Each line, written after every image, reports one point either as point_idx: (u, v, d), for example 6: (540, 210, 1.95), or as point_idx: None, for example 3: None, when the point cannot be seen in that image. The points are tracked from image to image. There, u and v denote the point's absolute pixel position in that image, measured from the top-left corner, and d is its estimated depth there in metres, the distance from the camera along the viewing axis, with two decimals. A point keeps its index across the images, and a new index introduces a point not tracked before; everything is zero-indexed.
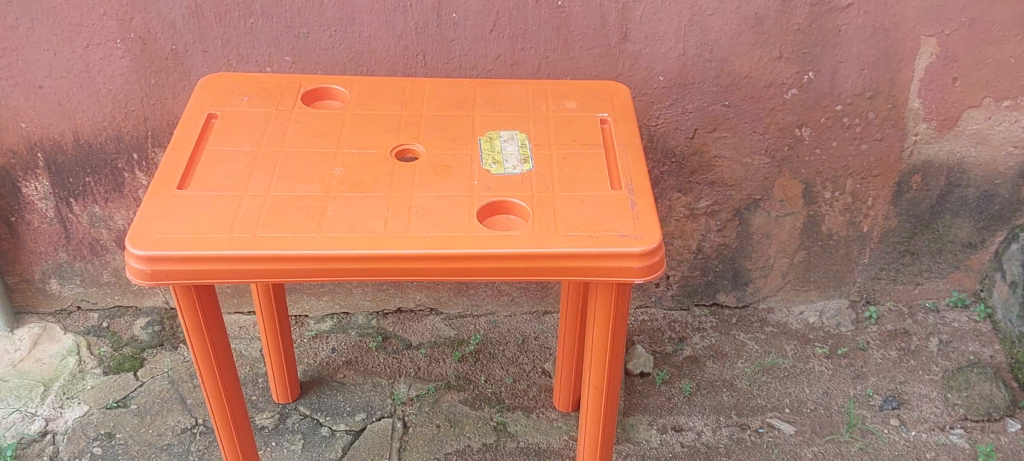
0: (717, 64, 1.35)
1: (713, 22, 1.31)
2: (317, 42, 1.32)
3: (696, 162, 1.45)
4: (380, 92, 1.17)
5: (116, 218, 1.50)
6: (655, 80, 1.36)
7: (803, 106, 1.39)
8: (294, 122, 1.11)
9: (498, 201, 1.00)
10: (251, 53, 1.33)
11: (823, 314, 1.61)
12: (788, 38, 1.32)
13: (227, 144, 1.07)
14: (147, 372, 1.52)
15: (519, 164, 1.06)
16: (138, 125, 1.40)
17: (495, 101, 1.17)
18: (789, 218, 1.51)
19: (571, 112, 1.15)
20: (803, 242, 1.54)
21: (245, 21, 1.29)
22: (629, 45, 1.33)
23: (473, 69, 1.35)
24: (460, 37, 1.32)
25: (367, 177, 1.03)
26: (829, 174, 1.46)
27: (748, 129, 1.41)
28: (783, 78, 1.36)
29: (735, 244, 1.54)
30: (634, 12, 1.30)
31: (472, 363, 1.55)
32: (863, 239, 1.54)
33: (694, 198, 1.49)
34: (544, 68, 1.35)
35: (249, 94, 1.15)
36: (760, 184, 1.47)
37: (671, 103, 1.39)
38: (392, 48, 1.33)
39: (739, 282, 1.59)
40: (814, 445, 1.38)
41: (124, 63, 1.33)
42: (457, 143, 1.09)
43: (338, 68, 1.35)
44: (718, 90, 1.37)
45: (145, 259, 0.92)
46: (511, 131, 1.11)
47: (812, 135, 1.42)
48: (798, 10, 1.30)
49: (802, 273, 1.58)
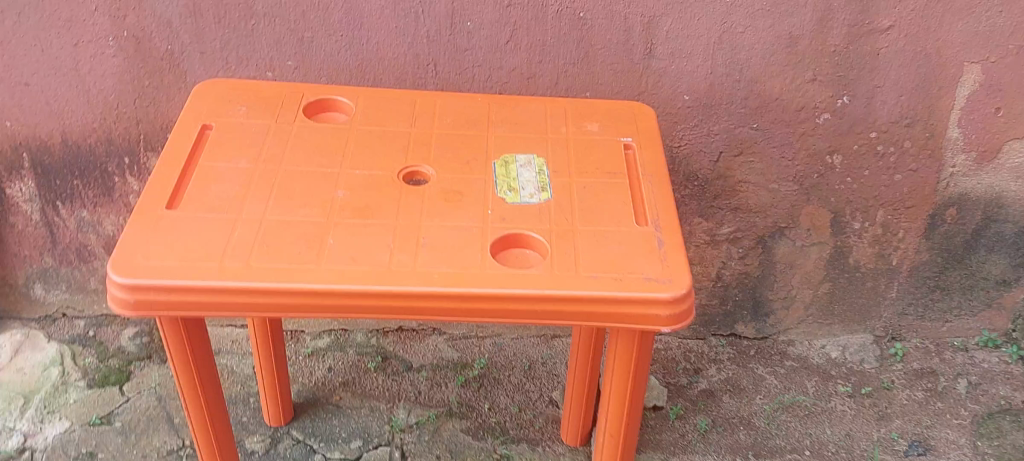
0: (746, 85, 1.27)
1: (745, 40, 1.22)
2: (322, 47, 1.23)
3: (720, 186, 1.37)
4: (388, 105, 1.09)
5: (105, 224, 1.42)
6: (680, 99, 1.28)
7: (836, 132, 1.31)
8: (294, 137, 1.03)
9: (513, 234, 0.93)
10: (252, 57, 1.25)
11: (846, 349, 1.53)
12: (824, 60, 1.24)
13: (221, 159, 0.99)
14: (134, 386, 1.43)
15: (536, 192, 0.98)
16: (130, 127, 1.32)
17: (511, 121, 1.09)
18: (815, 248, 1.43)
19: (593, 136, 1.07)
20: (828, 273, 1.46)
21: (246, 23, 1.21)
22: (654, 62, 1.25)
23: (487, 81, 1.27)
24: (475, 47, 1.23)
25: (372, 202, 0.95)
26: (860, 204, 1.38)
27: (777, 154, 1.33)
28: (816, 101, 1.28)
29: (757, 273, 1.46)
30: (661, 27, 1.21)
31: (476, 389, 1.47)
32: (891, 273, 1.46)
33: (716, 224, 1.41)
34: (563, 83, 1.27)
35: (248, 103, 1.07)
36: (787, 211, 1.39)
37: (696, 124, 1.30)
38: (401, 56, 1.24)
39: (760, 313, 1.52)
40: None
41: (116, 61, 1.25)
42: (469, 167, 1.01)
43: (343, 75, 1.26)
44: (746, 111, 1.29)
45: (127, 288, 0.84)
46: (528, 155, 1.03)
47: (844, 163, 1.34)
48: (835, 30, 1.21)
49: (826, 305, 1.50)
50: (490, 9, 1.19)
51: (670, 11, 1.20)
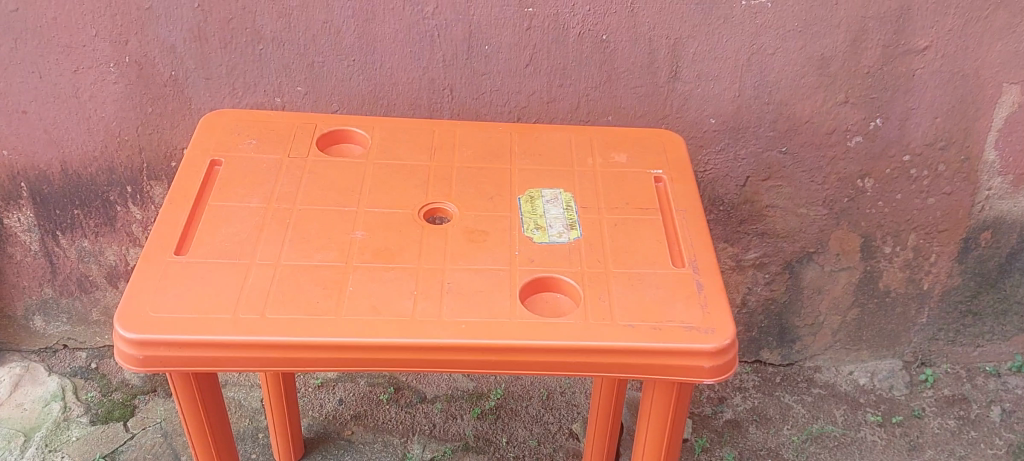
0: (775, 107, 1.21)
1: (774, 62, 1.17)
2: (333, 72, 1.18)
3: (746, 211, 1.31)
4: (405, 137, 1.04)
5: (107, 254, 1.37)
6: (706, 123, 1.23)
7: (868, 155, 1.26)
8: (308, 173, 0.98)
9: (543, 277, 0.87)
10: (260, 83, 1.19)
11: (874, 375, 1.48)
12: (856, 81, 1.19)
13: (232, 199, 0.93)
14: (138, 422, 1.38)
15: (564, 231, 0.93)
16: (133, 156, 1.26)
17: (535, 152, 1.03)
18: (844, 272, 1.38)
19: (621, 167, 1.02)
20: (857, 299, 1.41)
21: (254, 47, 1.16)
22: (679, 84, 1.19)
23: (505, 106, 1.22)
24: (492, 71, 1.18)
25: (392, 244, 0.90)
26: (891, 228, 1.33)
27: (806, 178, 1.28)
28: (848, 124, 1.23)
29: (784, 299, 1.41)
30: (686, 48, 1.16)
31: (492, 421, 1.42)
32: (922, 297, 1.41)
33: (742, 250, 1.36)
34: (584, 106, 1.22)
35: (258, 137, 1.02)
36: (815, 236, 1.34)
37: (722, 148, 1.25)
38: (416, 81, 1.19)
39: (785, 339, 1.47)
40: None
41: (118, 88, 1.20)
42: (493, 204, 0.96)
43: (355, 101, 1.21)
44: (775, 135, 1.24)
45: (136, 343, 0.79)
46: (554, 189, 0.98)
47: (876, 187, 1.29)
48: (869, 51, 1.16)
49: (854, 331, 1.45)
50: (509, 32, 1.14)
51: (696, 32, 1.14)
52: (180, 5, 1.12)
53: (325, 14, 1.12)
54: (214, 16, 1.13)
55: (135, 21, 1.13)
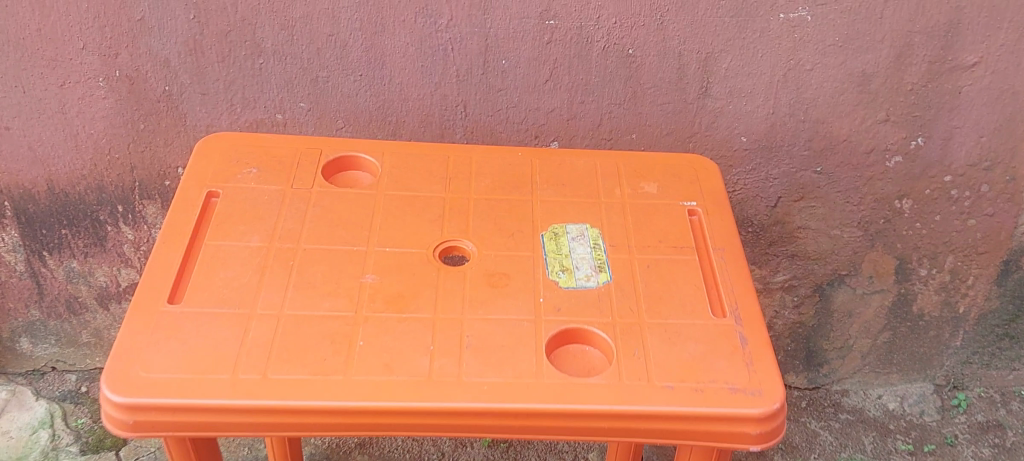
0: (811, 126, 1.14)
1: (812, 78, 1.09)
2: (339, 87, 1.10)
3: (777, 232, 1.24)
4: (418, 165, 0.96)
5: (96, 275, 1.29)
6: (737, 141, 1.15)
7: (907, 175, 1.18)
8: (313, 207, 0.90)
9: (571, 329, 0.80)
10: (259, 98, 1.11)
11: (904, 400, 1.42)
12: (899, 99, 1.11)
13: (230, 238, 0.86)
14: (131, 451, 1.31)
15: (593, 273, 0.85)
16: (123, 174, 1.18)
17: (557, 181, 0.96)
18: (877, 295, 1.31)
19: (652, 199, 0.94)
20: (889, 322, 1.34)
21: (254, 61, 1.08)
22: (709, 101, 1.12)
23: (522, 123, 1.14)
24: (509, 86, 1.10)
25: (406, 290, 0.82)
26: (928, 250, 1.26)
27: (841, 199, 1.20)
28: (888, 143, 1.15)
29: (813, 323, 1.35)
30: (718, 64, 1.08)
31: (504, 450, 1.35)
32: (957, 321, 1.34)
33: (770, 272, 1.29)
34: (606, 124, 1.14)
35: (259, 165, 0.94)
36: (848, 258, 1.27)
37: (753, 168, 1.18)
38: (427, 97, 1.11)
39: (813, 363, 1.40)
40: None
41: (107, 104, 1.11)
42: (515, 242, 0.88)
43: (362, 117, 1.13)
44: (809, 154, 1.16)
45: (125, 407, 0.71)
46: (580, 224, 0.90)
47: (914, 208, 1.21)
48: (914, 67, 1.08)
49: (884, 354, 1.38)
50: (528, 46, 1.06)
51: (730, 47, 1.06)
52: (174, 16, 1.04)
53: (331, 27, 1.04)
54: (210, 28, 1.05)
55: (126, 33, 1.05)
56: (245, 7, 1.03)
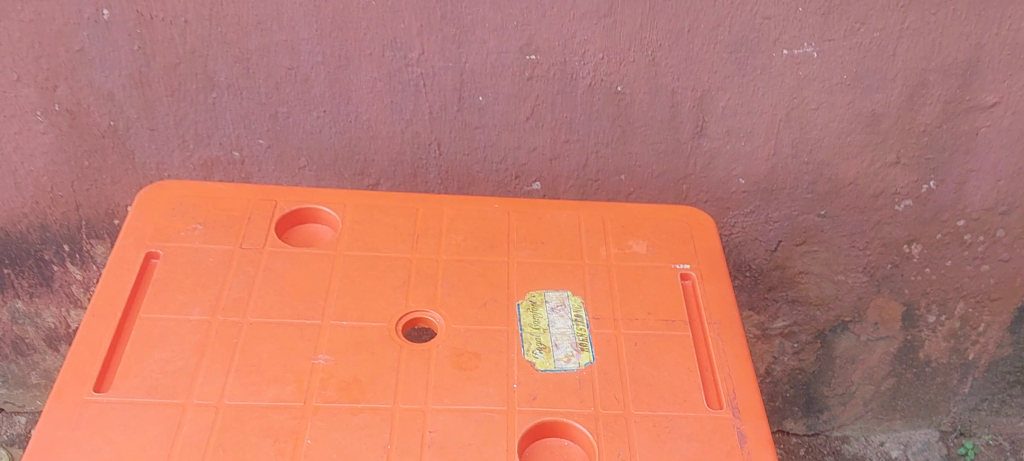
0: (815, 167, 1.05)
1: (817, 118, 1.00)
2: (301, 124, 1.01)
3: (776, 277, 1.16)
4: (383, 219, 0.87)
5: (44, 316, 1.22)
6: (734, 183, 1.07)
7: (917, 220, 1.09)
8: (264, 271, 0.81)
9: (548, 421, 0.71)
10: (214, 134, 1.02)
11: (908, 448, 1.35)
12: (911, 140, 1.02)
13: (170, 311, 0.77)
14: None
15: (574, 353, 0.76)
16: (68, 213, 1.10)
17: (537, 238, 0.87)
18: (882, 342, 1.22)
19: (640, 261, 0.85)
20: (894, 369, 1.26)
21: (206, 96, 0.98)
22: (705, 141, 1.03)
23: (501, 163, 1.05)
24: (487, 124, 1.01)
25: (362, 373, 0.74)
26: (937, 296, 1.17)
27: (846, 243, 1.12)
28: (897, 186, 1.06)
29: (813, 369, 1.27)
30: (715, 102, 0.99)
31: None
32: (965, 367, 1.25)
33: (770, 318, 1.21)
34: (592, 164, 1.05)
35: (206, 221, 0.86)
36: (852, 303, 1.18)
37: (751, 211, 1.10)
38: (398, 134, 1.02)
39: (812, 409, 1.33)
40: None
41: (47, 139, 1.02)
42: (486, 313, 0.79)
43: (327, 155, 1.04)
44: (813, 197, 1.08)
45: None
46: (560, 291, 0.81)
47: (923, 252, 1.13)
48: (928, 107, 0.99)
49: (888, 401, 1.30)
50: (507, 82, 0.97)
51: (728, 84, 0.97)
52: (117, 47, 0.93)
53: (290, 60, 0.94)
54: (157, 60, 0.94)
55: (64, 65, 0.95)
56: (195, 38, 0.92)
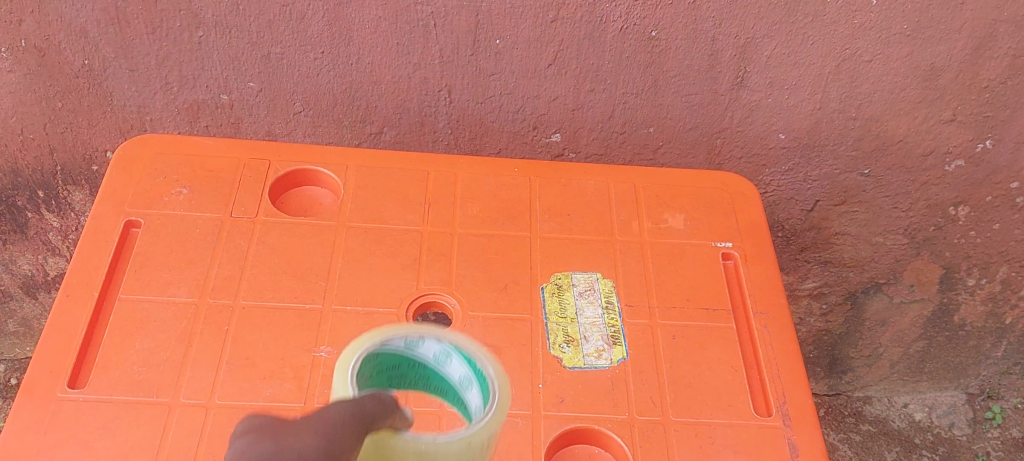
0: (863, 124, 0.95)
1: (871, 70, 0.90)
2: (295, 66, 0.90)
3: (810, 237, 1.09)
4: (390, 183, 0.78)
5: (20, 263, 1.14)
6: (773, 138, 0.98)
7: (967, 181, 1.00)
8: (258, 244, 0.73)
9: (578, 428, 0.64)
10: (200, 76, 0.91)
11: (933, 411, 1.31)
12: (970, 97, 0.91)
13: (153, 292, 0.69)
14: None
15: (605, 347, 0.69)
16: (42, 157, 1.00)
17: (563, 207, 0.78)
18: (915, 305, 1.16)
19: (677, 238, 0.76)
20: (925, 332, 1.20)
21: (191, 35, 0.87)
22: (744, 93, 0.93)
23: (518, 112, 0.95)
24: (504, 70, 0.91)
25: None
26: (979, 259, 1.09)
27: (888, 203, 1.04)
28: (949, 145, 0.96)
29: (840, 330, 1.22)
30: (760, 51, 0.88)
31: None
32: (1001, 332, 1.18)
33: (799, 278, 1.15)
34: (619, 115, 0.96)
35: (192, 183, 0.76)
36: (888, 266, 1.12)
37: (789, 168, 1.01)
38: (404, 80, 0.92)
39: (836, 370, 1.29)
40: None
41: (14, 78, 0.91)
42: (507, 298, 0.71)
43: (325, 100, 0.94)
44: (857, 154, 0.99)
45: None
46: (589, 272, 0.73)
47: (970, 215, 1.04)
48: (993, 62, 0.88)
49: (916, 363, 1.25)
50: (527, 25, 0.86)
51: (775, 32, 0.86)
52: None
53: None
54: None
55: None
56: None
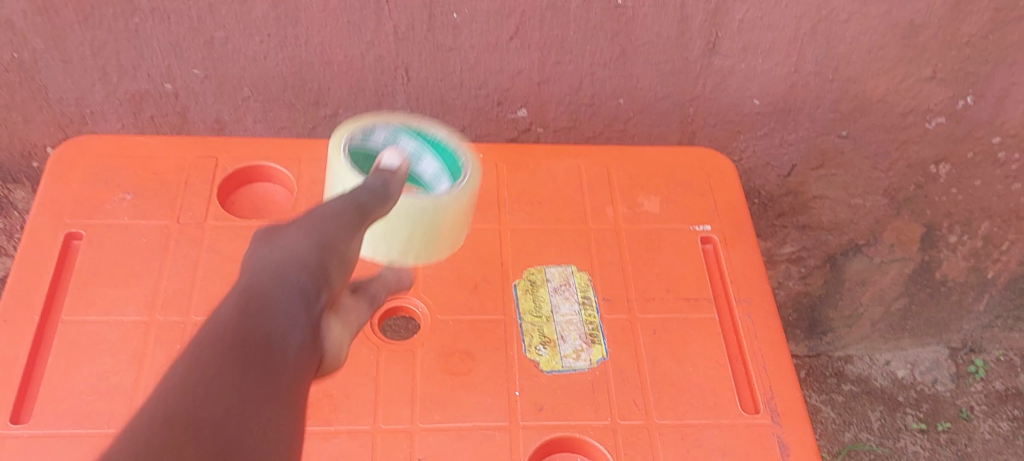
0: (840, 85, 0.91)
1: (848, 30, 0.85)
2: (241, 50, 0.84)
3: (788, 202, 1.06)
4: None
5: None
6: (748, 104, 0.94)
7: (948, 138, 0.96)
8: (209, 252, 0.68)
9: (560, 438, 0.61)
10: (140, 65, 0.86)
11: (915, 367, 1.32)
12: (951, 53, 0.87)
13: (98, 313, 0.64)
14: None
15: (583, 347, 0.65)
16: None
17: (533, 194, 0.74)
18: (896, 263, 1.14)
19: (653, 223, 0.73)
20: (906, 290, 1.18)
21: (127, 22, 0.81)
22: (717, 59, 0.88)
23: (480, 88, 0.91)
24: (463, 45, 0.85)
25: (333, 386, 0.61)
26: (961, 217, 1.06)
27: (867, 164, 1.00)
28: (930, 103, 0.93)
29: (820, 292, 1.21)
30: (731, 15, 0.83)
31: None
32: (983, 286, 1.18)
33: (777, 243, 1.13)
34: (587, 88, 0.91)
35: (136, 189, 0.71)
36: (868, 227, 1.09)
37: (765, 133, 0.97)
38: (358, 59, 0.86)
39: (816, 331, 1.29)
40: None
41: None
42: (477, 297, 0.67)
43: (275, 84, 0.89)
44: (835, 116, 0.95)
45: None
46: (563, 265, 0.70)
47: (951, 173, 1.00)
48: (974, 17, 0.84)
49: (897, 320, 1.25)
50: None
51: None
52: None
53: None
54: None
55: None
56: None
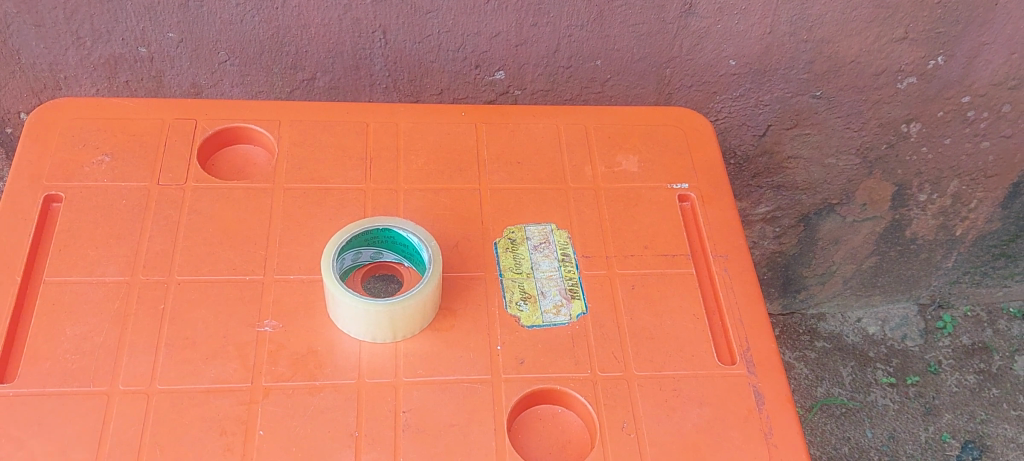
0: (814, 46, 0.92)
1: None
2: (217, 13, 0.84)
3: (763, 163, 1.08)
4: (328, 138, 0.74)
5: None
6: (724, 65, 0.95)
7: (920, 97, 0.98)
8: (189, 213, 0.68)
9: (541, 390, 0.62)
10: (114, 29, 0.85)
11: (886, 324, 1.36)
12: (922, 14, 0.89)
13: (80, 273, 0.64)
14: None
15: (563, 302, 0.66)
16: None
17: (513, 155, 0.75)
18: (868, 222, 1.16)
19: (632, 181, 0.74)
20: (877, 248, 1.21)
21: None
22: (693, 20, 0.89)
23: (458, 50, 0.91)
24: (441, 8, 0.86)
25: (318, 342, 0.62)
26: (931, 175, 1.08)
27: (840, 124, 1.02)
28: (901, 63, 0.94)
29: (794, 252, 1.23)
30: None
31: None
32: (951, 243, 1.21)
33: (752, 204, 1.15)
34: (564, 50, 0.92)
35: (114, 150, 0.71)
36: (841, 187, 1.11)
37: (741, 93, 0.99)
38: (335, 22, 0.86)
39: (790, 289, 1.32)
40: (917, 430, 1.25)
41: None
42: (459, 255, 0.68)
43: (252, 48, 0.88)
44: (809, 77, 0.96)
45: None
46: (543, 223, 0.71)
47: (922, 132, 1.02)
48: None
49: (869, 278, 1.28)
50: None
51: None
52: None
53: None
54: None
55: None
56: None
